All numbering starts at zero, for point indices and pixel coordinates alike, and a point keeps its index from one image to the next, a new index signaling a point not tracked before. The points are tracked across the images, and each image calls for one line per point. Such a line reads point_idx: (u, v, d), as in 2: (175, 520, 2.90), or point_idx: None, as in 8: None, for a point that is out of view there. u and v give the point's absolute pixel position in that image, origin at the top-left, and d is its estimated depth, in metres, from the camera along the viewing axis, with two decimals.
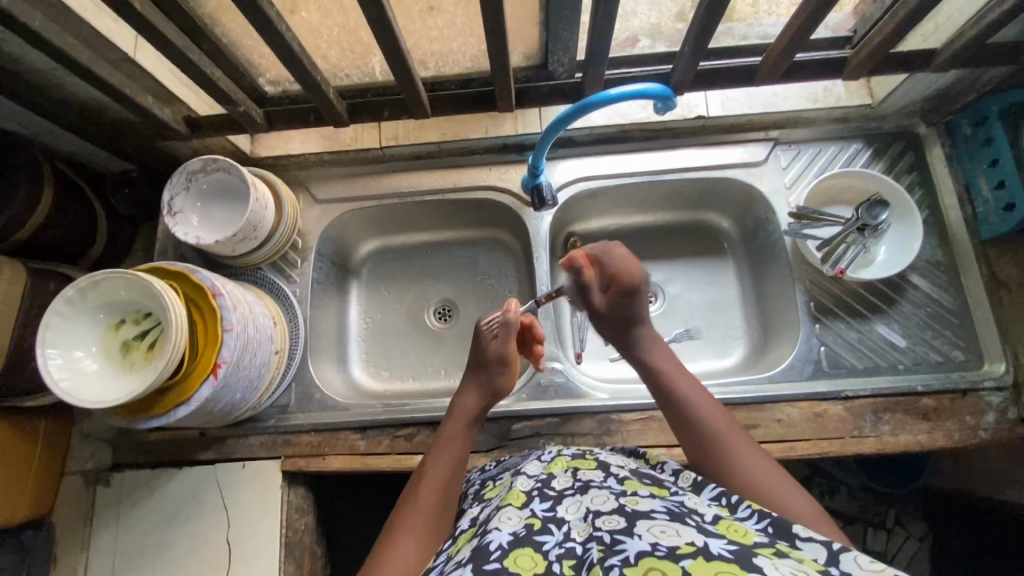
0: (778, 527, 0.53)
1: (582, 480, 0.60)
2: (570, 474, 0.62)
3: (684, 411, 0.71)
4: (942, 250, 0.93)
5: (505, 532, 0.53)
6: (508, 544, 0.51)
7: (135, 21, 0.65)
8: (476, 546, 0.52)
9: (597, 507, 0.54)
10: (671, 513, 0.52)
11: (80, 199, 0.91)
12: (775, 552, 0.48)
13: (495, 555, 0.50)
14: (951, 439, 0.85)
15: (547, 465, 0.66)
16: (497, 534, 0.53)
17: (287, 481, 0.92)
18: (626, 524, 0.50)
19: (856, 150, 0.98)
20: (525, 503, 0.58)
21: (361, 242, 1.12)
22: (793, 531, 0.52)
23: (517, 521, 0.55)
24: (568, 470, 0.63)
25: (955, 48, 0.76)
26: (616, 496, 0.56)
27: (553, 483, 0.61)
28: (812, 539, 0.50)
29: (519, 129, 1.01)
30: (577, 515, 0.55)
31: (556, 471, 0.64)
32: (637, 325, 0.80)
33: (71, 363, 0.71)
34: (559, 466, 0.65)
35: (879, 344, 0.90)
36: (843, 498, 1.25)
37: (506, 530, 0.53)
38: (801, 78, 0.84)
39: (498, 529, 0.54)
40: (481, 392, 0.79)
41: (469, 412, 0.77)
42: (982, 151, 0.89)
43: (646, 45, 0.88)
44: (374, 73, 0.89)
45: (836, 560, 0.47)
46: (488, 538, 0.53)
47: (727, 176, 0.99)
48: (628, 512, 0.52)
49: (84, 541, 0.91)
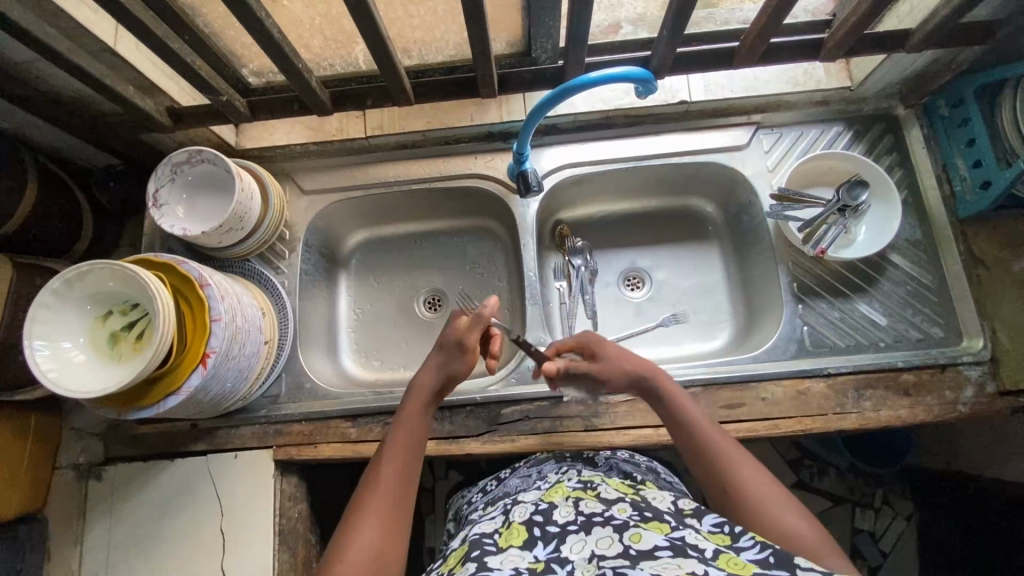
0: (779, 558, 0.50)
1: (584, 515, 0.61)
2: (572, 505, 0.63)
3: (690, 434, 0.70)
4: (921, 229, 0.94)
5: (506, 569, 0.54)
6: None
7: (115, 9, 0.64)
8: None
9: (602, 551, 0.55)
10: (674, 549, 0.52)
11: (66, 194, 0.91)
12: None
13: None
14: (931, 413, 0.86)
15: (547, 494, 0.67)
16: (497, 569, 0.54)
17: (279, 470, 0.92)
18: (629, 566, 0.51)
19: (837, 133, 0.99)
20: (526, 542, 0.58)
21: (349, 233, 1.12)
22: (794, 562, 0.49)
23: (520, 560, 0.55)
24: (569, 501, 0.64)
25: (928, 28, 0.77)
26: (620, 535, 0.56)
27: (553, 516, 0.61)
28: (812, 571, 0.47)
29: (502, 117, 1.01)
30: (580, 556, 0.55)
31: (556, 501, 0.65)
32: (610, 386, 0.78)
33: (59, 354, 0.71)
34: (559, 495, 0.66)
35: (860, 323, 0.92)
36: (831, 479, 1.27)
37: (506, 566, 0.54)
38: (780, 61, 0.85)
39: (498, 564, 0.54)
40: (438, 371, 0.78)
41: (424, 395, 0.77)
42: (959, 131, 0.90)
43: (629, 31, 0.89)
44: (358, 62, 0.89)
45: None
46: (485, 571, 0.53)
47: (710, 161, 1.00)
48: (633, 554, 0.53)
49: (78, 533, 0.91)
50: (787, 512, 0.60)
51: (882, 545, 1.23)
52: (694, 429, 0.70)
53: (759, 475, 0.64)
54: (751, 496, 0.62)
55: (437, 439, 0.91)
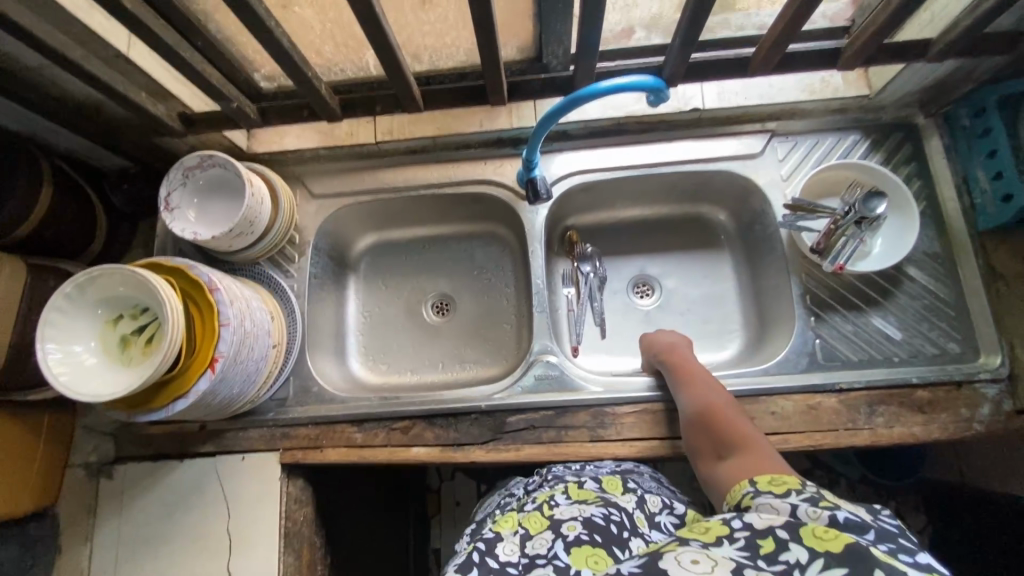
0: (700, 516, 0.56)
1: (528, 556, 0.60)
2: (518, 540, 0.63)
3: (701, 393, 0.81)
4: (939, 242, 0.92)
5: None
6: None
7: (127, 19, 0.65)
8: None
9: None
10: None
11: (79, 197, 0.92)
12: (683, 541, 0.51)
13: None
14: (946, 431, 0.84)
15: (496, 522, 0.68)
16: None
17: (285, 473, 0.93)
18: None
19: (854, 141, 0.97)
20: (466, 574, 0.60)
21: (359, 237, 1.12)
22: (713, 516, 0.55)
23: None
24: (516, 533, 0.64)
25: (950, 38, 0.75)
26: None
27: (497, 548, 0.62)
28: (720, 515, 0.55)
29: (512, 123, 1.01)
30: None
31: (505, 531, 0.65)
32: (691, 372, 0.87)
33: (71, 357, 0.72)
34: (508, 524, 0.66)
35: (875, 337, 0.90)
36: (843, 491, 1.26)
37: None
38: (796, 70, 0.84)
39: None
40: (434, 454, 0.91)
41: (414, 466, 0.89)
42: (979, 143, 0.88)
43: (642, 36, 0.88)
44: (368, 68, 0.89)
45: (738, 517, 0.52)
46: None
47: (722, 169, 0.99)
48: None
49: (89, 531, 0.93)
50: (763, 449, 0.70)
51: None
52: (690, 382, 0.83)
53: (739, 416, 0.77)
54: (728, 428, 0.75)
55: (442, 446, 0.91)
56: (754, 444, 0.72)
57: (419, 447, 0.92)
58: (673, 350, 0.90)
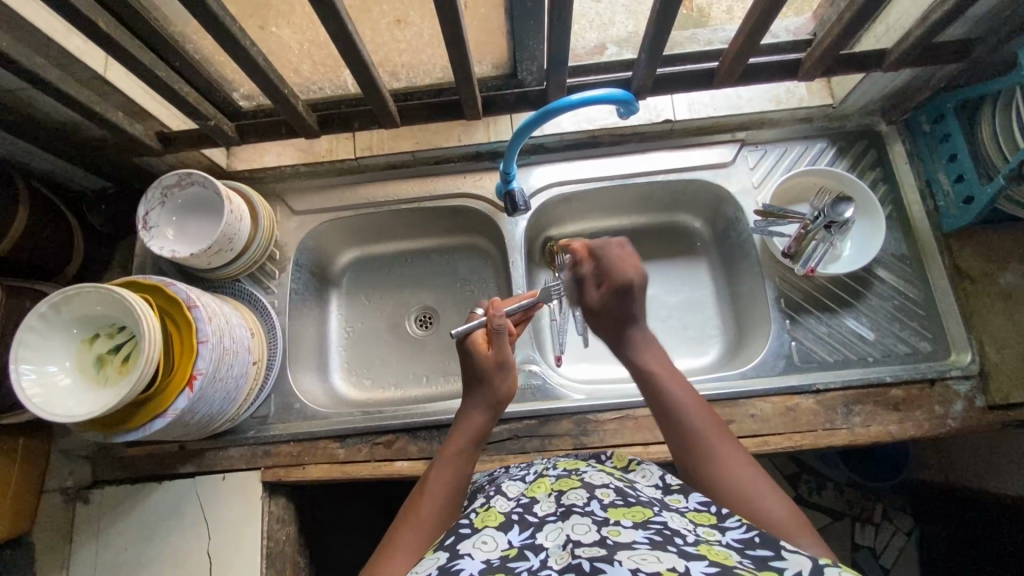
0: (764, 538, 0.53)
1: (564, 505, 0.59)
2: (554, 498, 0.61)
3: (675, 413, 0.71)
4: (906, 244, 0.95)
5: (478, 560, 0.53)
6: (479, 573, 0.51)
7: (104, 42, 0.66)
8: (444, 566, 0.53)
9: (578, 537, 0.52)
10: (653, 542, 0.50)
11: (57, 217, 0.92)
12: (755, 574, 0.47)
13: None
14: (921, 429, 0.86)
15: (530, 488, 0.67)
16: (468, 563, 0.53)
17: (268, 491, 0.92)
18: (606, 553, 0.48)
19: (821, 149, 1.00)
20: (504, 528, 0.58)
21: (340, 252, 1.13)
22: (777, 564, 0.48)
23: (493, 550, 0.55)
24: (552, 494, 0.63)
25: (904, 48, 0.79)
26: (598, 526, 0.53)
27: (534, 508, 0.61)
28: (796, 555, 0.50)
29: (489, 138, 1.03)
30: (555, 542, 0.53)
31: (539, 496, 0.64)
32: (631, 326, 0.80)
33: (45, 378, 0.71)
34: (542, 489, 0.65)
35: (849, 338, 0.92)
36: (830, 494, 1.26)
37: (478, 558, 0.53)
38: (760, 80, 0.87)
39: (469, 557, 0.54)
40: (486, 410, 0.78)
41: (476, 431, 0.76)
42: (941, 147, 0.92)
43: (614, 52, 0.91)
44: (346, 86, 0.91)
45: (821, 573, 0.46)
46: (458, 563, 0.53)
47: (696, 178, 1.01)
48: (609, 543, 0.50)
49: (64, 559, 0.90)
50: (769, 489, 0.63)
51: (883, 561, 1.20)
52: (689, 428, 0.69)
53: (734, 451, 0.67)
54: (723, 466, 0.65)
55: (426, 459, 0.91)
56: (781, 511, 0.61)
57: (402, 461, 0.91)
58: (657, 380, 0.75)
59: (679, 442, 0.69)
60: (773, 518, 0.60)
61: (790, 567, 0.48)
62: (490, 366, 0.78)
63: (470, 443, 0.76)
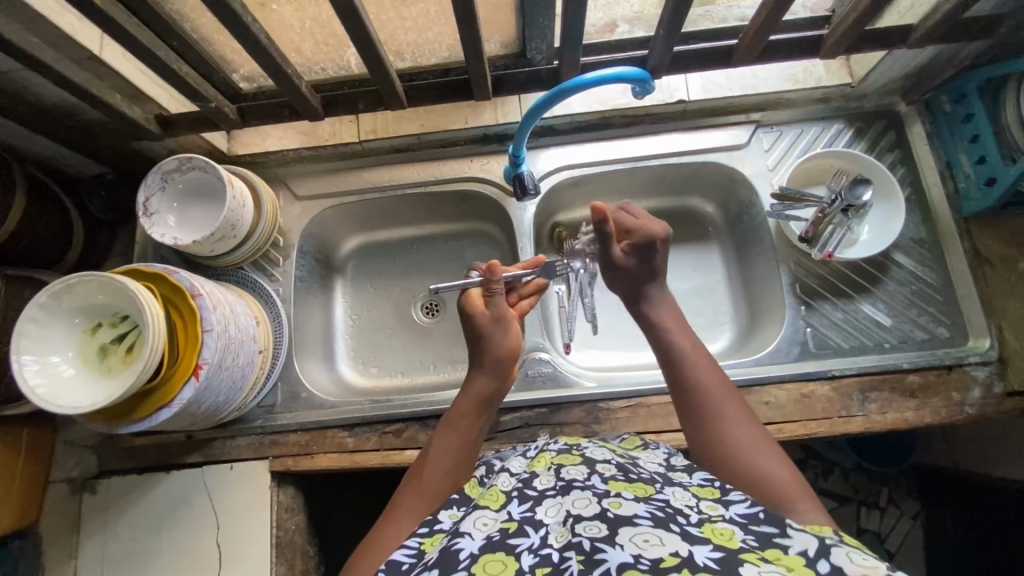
0: (769, 514, 0.52)
1: (564, 480, 0.58)
2: (554, 471, 0.61)
3: (683, 365, 0.72)
4: (925, 228, 0.93)
5: (478, 538, 0.53)
6: (478, 550, 0.51)
7: (100, 20, 0.63)
8: (444, 550, 0.53)
9: (578, 511, 0.51)
10: (656, 519, 0.49)
11: (55, 204, 0.90)
12: (761, 557, 0.46)
13: (464, 563, 0.49)
14: (938, 415, 0.85)
15: (529, 464, 0.66)
16: (467, 543, 0.52)
17: (276, 481, 0.91)
18: (608, 532, 0.47)
19: (837, 130, 0.98)
20: (503, 505, 0.57)
21: (345, 238, 1.11)
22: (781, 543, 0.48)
23: (493, 525, 0.54)
24: (551, 468, 0.62)
25: (931, 23, 0.76)
26: (600, 499, 0.52)
27: (534, 482, 0.60)
28: (803, 532, 0.49)
29: (498, 119, 1.00)
30: (556, 518, 0.52)
31: (539, 470, 0.63)
32: (651, 282, 0.79)
33: (48, 368, 0.70)
34: (542, 463, 0.64)
35: (864, 324, 0.90)
36: (837, 479, 1.24)
37: (478, 537, 0.53)
38: (779, 59, 0.84)
39: (469, 538, 0.53)
40: (490, 375, 0.76)
41: (480, 395, 0.75)
42: (963, 127, 0.88)
43: (625, 30, 0.87)
44: (350, 66, 0.88)
45: (827, 552, 0.46)
46: (458, 543, 0.53)
47: (710, 160, 0.98)
48: (610, 518, 0.49)
49: (73, 549, 0.90)
50: (766, 454, 0.63)
51: (888, 545, 1.20)
52: (696, 379, 0.70)
53: (737, 411, 0.68)
54: (722, 423, 0.66)
55: None
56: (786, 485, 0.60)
57: (412, 450, 0.90)
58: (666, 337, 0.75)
59: (683, 397, 0.70)
60: (774, 485, 0.60)
61: (796, 545, 0.48)
62: (487, 323, 0.77)
63: (474, 406, 0.74)
